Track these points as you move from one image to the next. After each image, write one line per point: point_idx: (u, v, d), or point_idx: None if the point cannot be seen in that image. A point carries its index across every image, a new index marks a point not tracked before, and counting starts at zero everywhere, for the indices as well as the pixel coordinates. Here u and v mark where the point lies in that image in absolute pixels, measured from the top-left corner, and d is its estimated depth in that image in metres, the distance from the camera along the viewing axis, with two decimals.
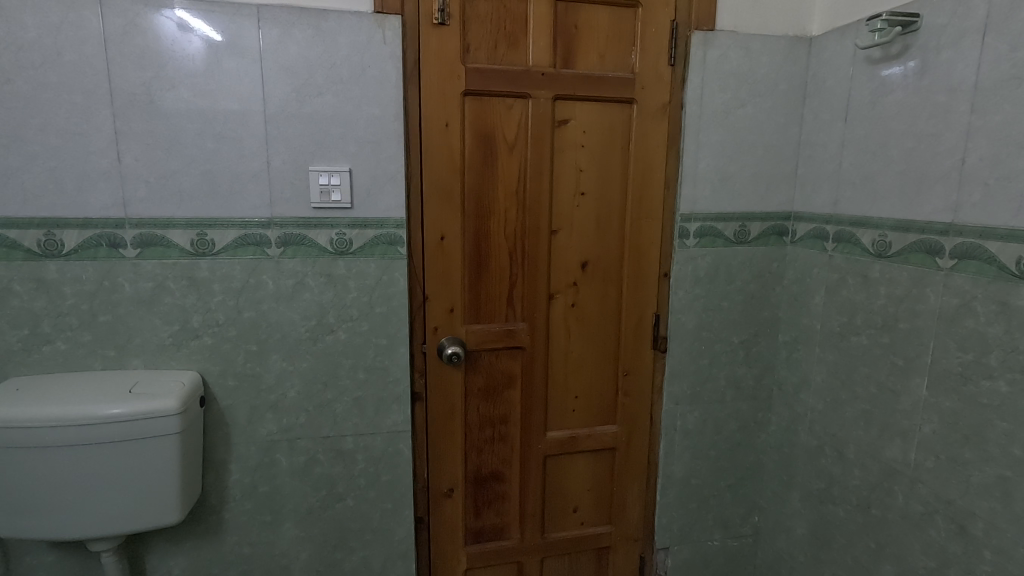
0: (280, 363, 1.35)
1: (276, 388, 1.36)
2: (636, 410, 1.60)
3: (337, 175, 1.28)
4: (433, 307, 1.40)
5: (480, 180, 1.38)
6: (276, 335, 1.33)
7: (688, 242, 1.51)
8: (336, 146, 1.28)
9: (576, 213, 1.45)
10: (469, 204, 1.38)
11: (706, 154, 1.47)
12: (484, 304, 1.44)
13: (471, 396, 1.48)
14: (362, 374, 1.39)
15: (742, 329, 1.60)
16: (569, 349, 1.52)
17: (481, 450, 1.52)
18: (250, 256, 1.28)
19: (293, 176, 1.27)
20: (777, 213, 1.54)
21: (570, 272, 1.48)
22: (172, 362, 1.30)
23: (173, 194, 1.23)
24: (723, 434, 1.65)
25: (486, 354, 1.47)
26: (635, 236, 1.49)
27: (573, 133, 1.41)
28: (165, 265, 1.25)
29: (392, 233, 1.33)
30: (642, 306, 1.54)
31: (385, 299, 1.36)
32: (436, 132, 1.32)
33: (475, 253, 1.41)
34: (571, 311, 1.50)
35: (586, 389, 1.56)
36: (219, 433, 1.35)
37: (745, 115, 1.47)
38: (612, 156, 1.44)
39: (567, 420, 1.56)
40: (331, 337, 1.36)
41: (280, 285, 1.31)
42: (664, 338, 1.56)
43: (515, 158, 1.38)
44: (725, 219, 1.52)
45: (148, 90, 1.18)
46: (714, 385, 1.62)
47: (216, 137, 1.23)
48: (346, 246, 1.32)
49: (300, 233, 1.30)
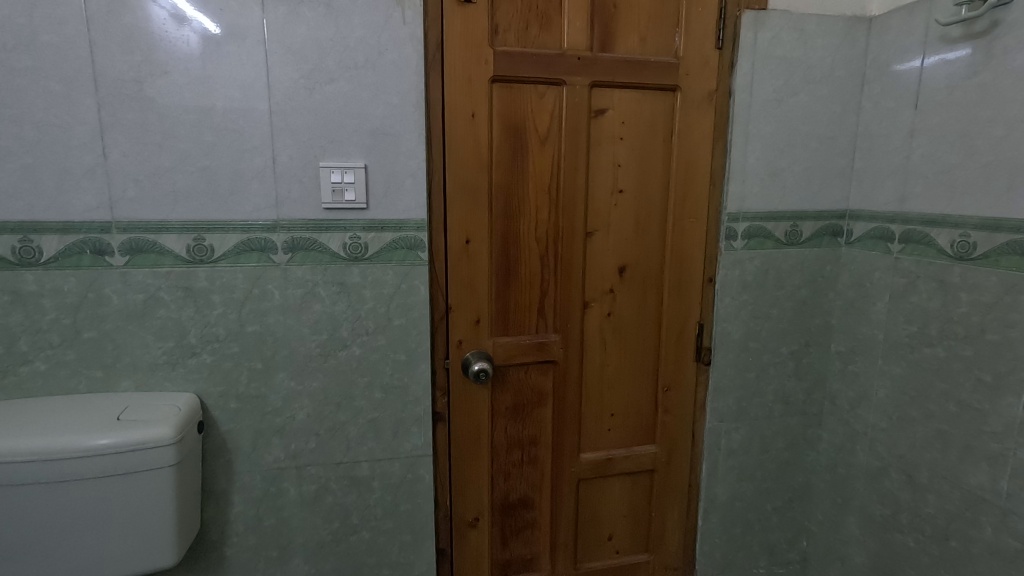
0: (288, 383, 1.21)
1: (283, 410, 1.22)
2: (677, 428, 1.46)
3: (351, 172, 1.14)
4: (457, 319, 1.26)
5: (509, 177, 1.24)
6: (282, 351, 1.19)
7: (735, 244, 1.37)
8: (349, 140, 1.14)
9: (614, 213, 1.31)
10: (497, 205, 1.24)
11: (756, 148, 1.33)
12: (514, 315, 1.30)
13: (499, 416, 1.34)
14: (378, 394, 1.25)
15: (792, 339, 1.46)
16: (605, 364, 1.38)
17: (509, 474, 1.38)
18: (253, 264, 1.14)
19: (302, 174, 1.13)
20: (831, 212, 1.41)
21: (606, 278, 1.34)
22: (166, 383, 1.15)
23: (167, 194, 1.09)
24: (769, 453, 1.51)
25: (514, 370, 1.32)
26: (677, 238, 1.35)
27: (611, 125, 1.27)
28: (157, 275, 1.11)
29: (412, 237, 1.20)
30: (684, 316, 1.40)
31: (404, 310, 1.22)
32: (460, 123, 1.18)
33: (503, 257, 1.27)
34: (607, 320, 1.36)
35: (622, 407, 1.42)
36: (219, 462, 1.21)
37: (798, 103, 1.34)
38: (653, 151, 1.31)
39: (602, 440, 1.42)
40: (344, 353, 1.22)
41: (288, 295, 1.17)
42: (707, 350, 1.43)
43: (547, 152, 1.25)
44: (776, 219, 1.38)
45: (137, 77, 1.04)
46: (762, 400, 1.48)
47: (215, 130, 1.09)
48: (361, 252, 1.18)
49: (309, 238, 1.16)
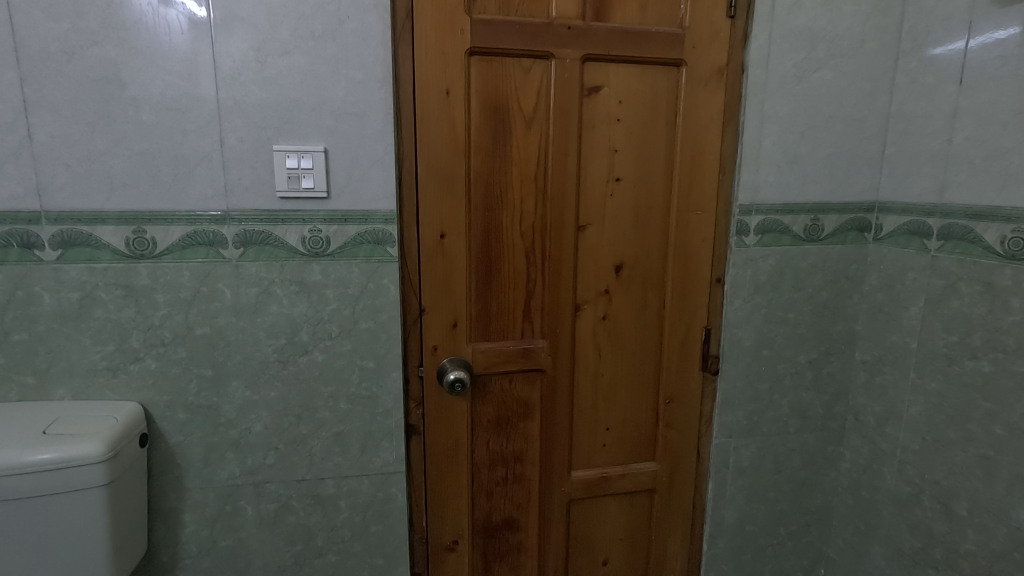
0: (242, 392, 1.09)
1: (238, 422, 1.10)
2: (680, 443, 1.31)
3: (309, 156, 1.01)
4: (431, 322, 1.13)
5: (489, 163, 1.10)
6: (235, 357, 1.07)
7: (747, 240, 1.22)
8: (306, 120, 1.01)
9: (609, 204, 1.17)
10: (476, 195, 1.11)
11: (772, 131, 1.18)
12: (496, 318, 1.17)
13: (480, 429, 1.21)
14: (344, 405, 1.13)
15: (811, 346, 1.30)
16: (600, 373, 1.24)
17: (492, 493, 1.25)
18: (201, 259, 1.02)
19: (255, 158, 1.01)
20: (858, 204, 1.25)
21: (601, 277, 1.20)
22: (106, 392, 1.04)
23: (101, 181, 0.97)
24: (784, 472, 1.36)
25: (497, 379, 1.19)
26: (681, 232, 1.20)
27: (606, 104, 1.13)
28: (93, 271, 1.00)
29: (380, 231, 1.07)
30: (689, 320, 1.25)
31: (372, 311, 1.09)
32: (433, 102, 1.05)
33: (484, 254, 1.13)
34: (601, 324, 1.22)
35: (619, 421, 1.28)
36: (168, 478, 1.09)
37: (821, 80, 1.18)
38: (655, 135, 1.16)
39: (596, 457, 1.29)
40: (305, 359, 1.10)
41: (241, 295, 1.05)
42: (715, 358, 1.28)
43: (533, 135, 1.11)
44: (794, 211, 1.22)
45: (64, 48, 0.92)
46: (776, 414, 1.33)
47: (155, 109, 0.97)
48: (322, 247, 1.06)
49: (264, 231, 1.03)
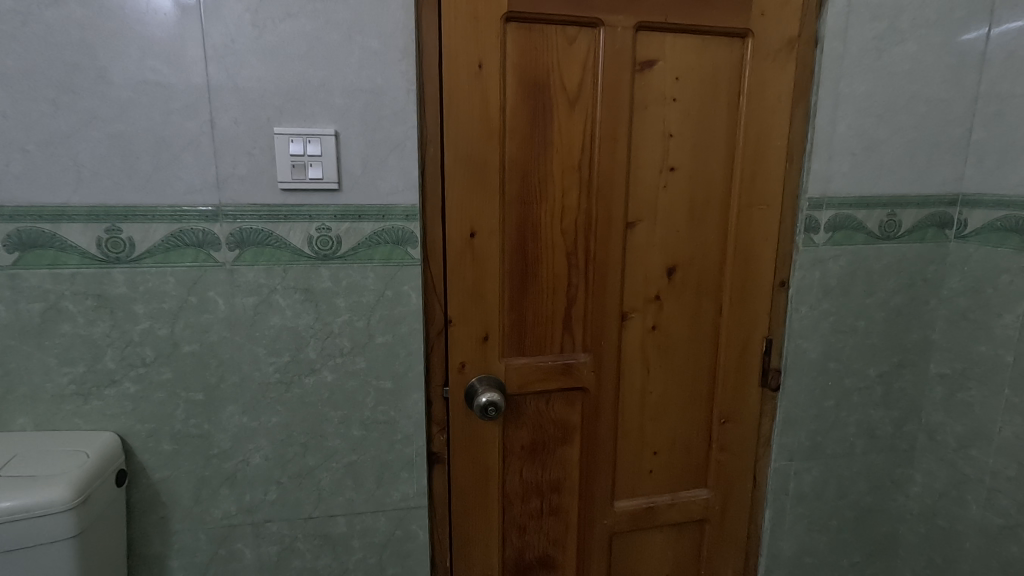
0: (238, 418, 0.93)
1: (234, 453, 0.94)
2: (735, 468, 1.17)
3: (316, 140, 0.85)
4: (459, 335, 0.98)
5: (527, 151, 0.94)
6: (230, 378, 0.91)
7: (816, 239, 1.07)
8: (312, 97, 0.85)
9: (662, 198, 1.02)
10: (511, 187, 0.95)
11: (847, 112, 1.03)
12: (532, 330, 1.01)
13: (512, 456, 1.05)
14: (358, 432, 0.97)
15: (882, 358, 1.16)
16: (648, 391, 1.09)
17: (525, 529, 1.09)
18: (189, 264, 0.86)
19: (251, 143, 0.84)
20: (939, 197, 1.10)
21: (650, 282, 1.04)
22: (76, 420, 0.88)
23: (67, 170, 0.81)
24: (848, 498, 1.22)
25: (533, 399, 1.04)
26: (742, 230, 1.05)
27: (660, 81, 0.97)
28: (58, 278, 0.83)
29: (399, 229, 0.91)
30: (748, 329, 1.10)
31: (391, 323, 0.94)
32: (463, 78, 0.89)
33: (519, 256, 0.98)
34: (651, 335, 1.07)
35: (668, 444, 1.13)
36: (151, 519, 0.93)
37: (904, 54, 1.02)
38: (714, 118, 1.01)
39: (642, 485, 1.14)
40: (312, 379, 0.94)
41: (236, 305, 0.89)
42: (776, 372, 1.13)
43: (578, 118, 0.95)
44: (869, 205, 1.07)
45: (17, 7, 0.76)
46: (841, 434, 1.18)
47: (131, 82, 0.80)
48: (332, 248, 0.90)
49: (263, 230, 0.87)
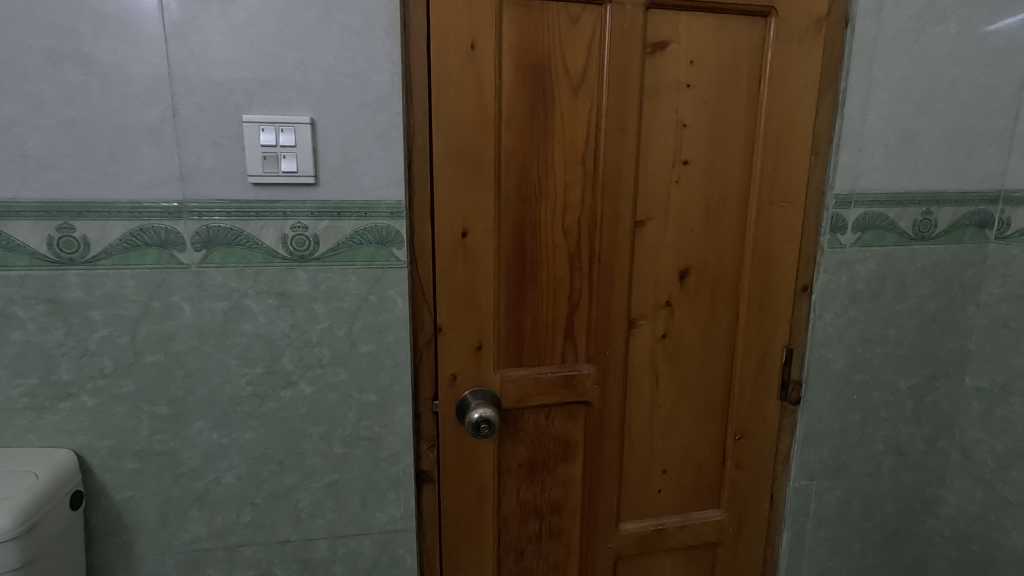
0: (207, 434, 0.85)
1: (203, 472, 0.86)
2: (751, 488, 1.07)
3: (291, 129, 0.77)
4: (450, 344, 0.89)
5: (525, 141, 0.85)
6: (199, 391, 0.83)
7: (844, 239, 0.97)
8: (286, 81, 0.76)
9: (674, 194, 0.92)
10: (508, 182, 0.86)
11: (880, 100, 0.93)
12: (530, 338, 0.92)
13: (509, 475, 0.97)
14: (340, 449, 0.89)
15: (913, 369, 1.06)
16: (657, 404, 1.00)
17: (523, 552, 1.01)
18: (151, 265, 0.78)
19: (218, 132, 0.76)
20: (980, 193, 1.00)
21: (661, 286, 0.95)
22: (28, 437, 0.80)
23: (13, 161, 0.73)
24: (874, 520, 1.12)
25: (531, 414, 0.95)
26: (762, 229, 0.96)
27: (674, 65, 0.88)
28: (6, 281, 0.75)
29: (384, 228, 0.82)
30: (768, 338, 1.01)
31: (375, 331, 0.85)
32: (455, 60, 0.81)
33: (517, 258, 0.89)
34: (661, 344, 0.98)
35: (678, 462, 1.04)
36: (114, 543, 0.85)
37: (945, 35, 0.93)
38: (733, 106, 0.91)
39: (650, 506, 1.05)
40: (289, 392, 0.86)
41: (203, 311, 0.81)
42: (797, 384, 1.04)
43: (582, 105, 0.86)
44: (902, 202, 0.98)
45: None
46: (867, 451, 1.09)
47: (83, 63, 0.72)
48: (309, 249, 0.81)
49: (232, 228, 0.79)
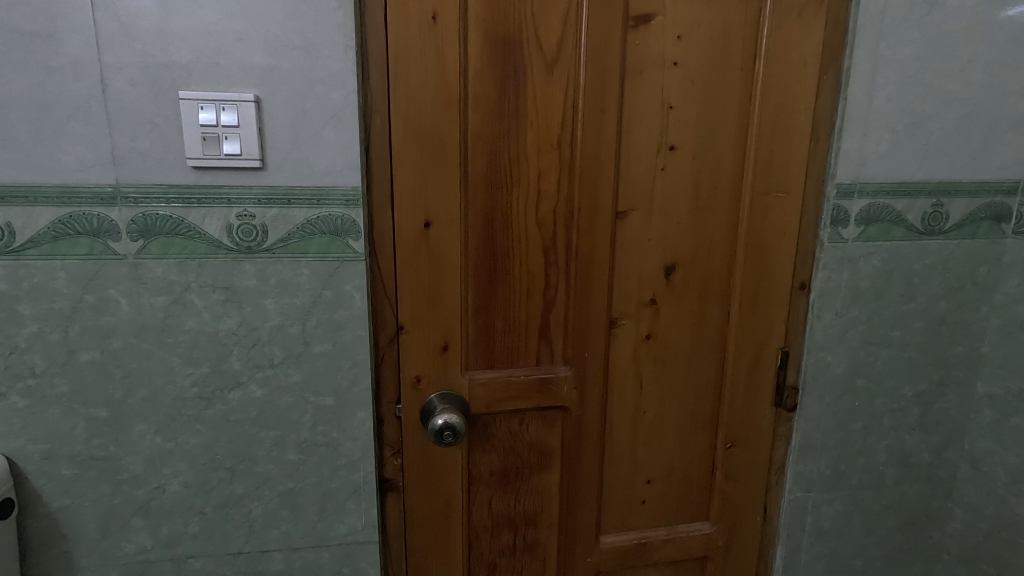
0: (150, 439, 0.79)
1: (146, 479, 0.80)
2: (743, 500, 1.00)
3: (232, 107, 0.70)
4: (413, 344, 0.82)
5: (494, 124, 0.78)
6: (139, 392, 0.77)
7: (845, 233, 0.89)
8: (227, 54, 0.69)
9: (659, 183, 0.85)
10: (476, 168, 0.79)
11: (888, 80, 0.85)
12: (502, 338, 0.86)
13: (479, 484, 0.90)
14: (294, 456, 0.82)
15: (920, 375, 0.98)
16: (641, 410, 0.93)
17: (495, 566, 0.94)
18: (83, 256, 0.72)
19: (153, 110, 0.69)
20: (997, 184, 0.92)
21: (645, 283, 0.88)
22: None
23: None
24: (875, 535, 1.05)
25: (503, 420, 0.88)
26: (756, 221, 0.88)
27: (659, 40, 0.80)
28: None
29: (338, 217, 0.76)
30: (762, 340, 0.93)
31: (330, 329, 0.79)
32: (415, 34, 0.73)
33: (487, 251, 0.82)
34: (645, 345, 0.90)
35: (664, 471, 0.97)
36: (52, 553, 0.80)
37: (961, 9, 0.84)
38: (724, 87, 0.83)
39: (633, 518, 0.98)
40: (238, 394, 0.79)
41: (142, 307, 0.75)
42: (793, 390, 0.96)
43: (557, 84, 0.79)
44: (911, 193, 0.89)
45: None
46: (869, 461, 1.01)
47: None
48: (256, 240, 0.75)
49: (172, 217, 0.73)
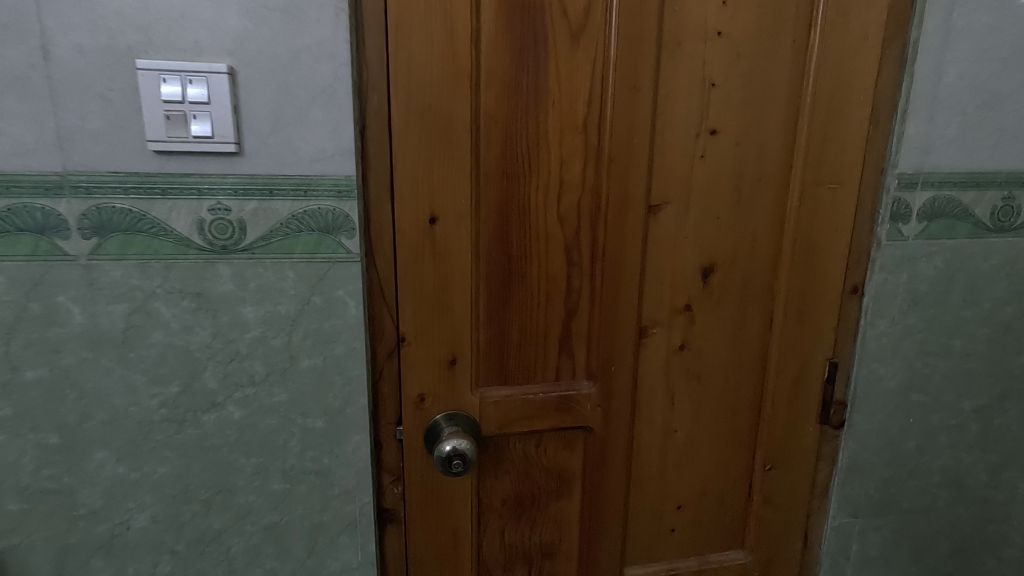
0: (110, 469, 0.68)
1: (108, 514, 0.69)
2: (782, 526, 0.90)
3: (201, 79, 0.59)
4: (416, 357, 0.72)
5: (510, 103, 0.67)
6: (97, 416, 0.66)
7: (905, 230, 0.79)
8: (194, 17, 0.58)
9: (698, 173, 0.74)
10: (489, 155, 0.68)
11: (959, 55, 0.74)
12: (517, 350, 0.75)
13: (490, 514, 0.80)
14: (280, 485, 0.72)
15: (980, 388, 0.88)
16: (672, 429, 0.83)
17: None
18: (26, 257, 0.61)
19: (106, 83, 0.58)
20: None
21: (678, 287, 0.77)
22: None
23: None
24: (924, 562, 0.95)
25: (518, 442, 0.78)
26: (805, 217, 0.78)
27: (701, 7, 0.69)
28: None
29: (329, 211, 0.65)
30: (807, 350, 0.83)
31: (320, 341, 0.68)
32: None
33: (501, 251, 0.71)
34: (677, 357, 0.80)
35: (695, 496, 0.87)
36: None
37: None
38: (774, 62, 0.73)
39: (661, 548, 0.88)
40: (213, 416, 0.68)
41: (98, 316, 0.63)
42: (841, 405, 0.86)
43: (583, 56, 0.68)
44: (980, 184, 0.79)
45: None
46: (921, 483, 0.91)
47: None
48: (232, 238, 0.64)
49: (131, 211, 0.61)
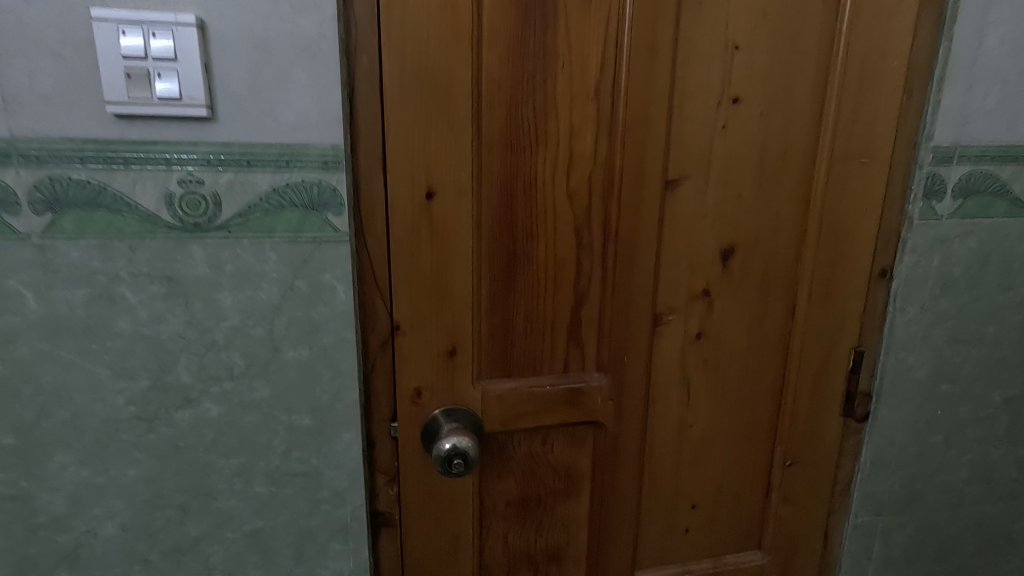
0: (74, 473, 0.61)
1: (73, 521, 0.63)
2: (802, 525, 0.85)
3: (166, 33, 0.52)
4: (411, 348, 0.65)
5: (515, 66, 0.61)
6: (57, 414, 0.59)
7: (938, 208, 0.73)
8: None
9: (718, 146, 0.68)
10: (491, 124, 0.62)
11: (1002, 16, 0.68)
12: (522, 340, 0.69)
13: (493, 516, 0.74)
14: (264, 488, 0.65)
15: (1012, 378, 0.83)
16: (687, 424, 0.77)
17: None
18: None
19: (57, 36, 0.51)
20: None
21: (696, 271, 0.71)
22: None
23: None
24: (948, 561, 0.90)
25: (523, 439, 0.72)
26: (832, 195, 0.72)
27: None
28: None
29: (314, 186, 0.58)
30: (832, 338, 0.77)
31: (306, 330, 0.62)
32: None
33: (504, 231, 0.65)
34: (694, 346, 0.74)
35: (711, 495, 0.81)
36: None
37: None
38: (802, 24, 0.66)
39: (674, 550, 0.83)
40: (187, 414, 0.62)
41: (54, 303, 0.57)
42: (866, 397, 0.80)
43: (595, 15, 0.61)
44: (1019, 159, 0.73)
45: None
46: (948, 478, 0.86)
47: None
48: (205, 215, 0.57)
49: (90, 183, 0.55)
